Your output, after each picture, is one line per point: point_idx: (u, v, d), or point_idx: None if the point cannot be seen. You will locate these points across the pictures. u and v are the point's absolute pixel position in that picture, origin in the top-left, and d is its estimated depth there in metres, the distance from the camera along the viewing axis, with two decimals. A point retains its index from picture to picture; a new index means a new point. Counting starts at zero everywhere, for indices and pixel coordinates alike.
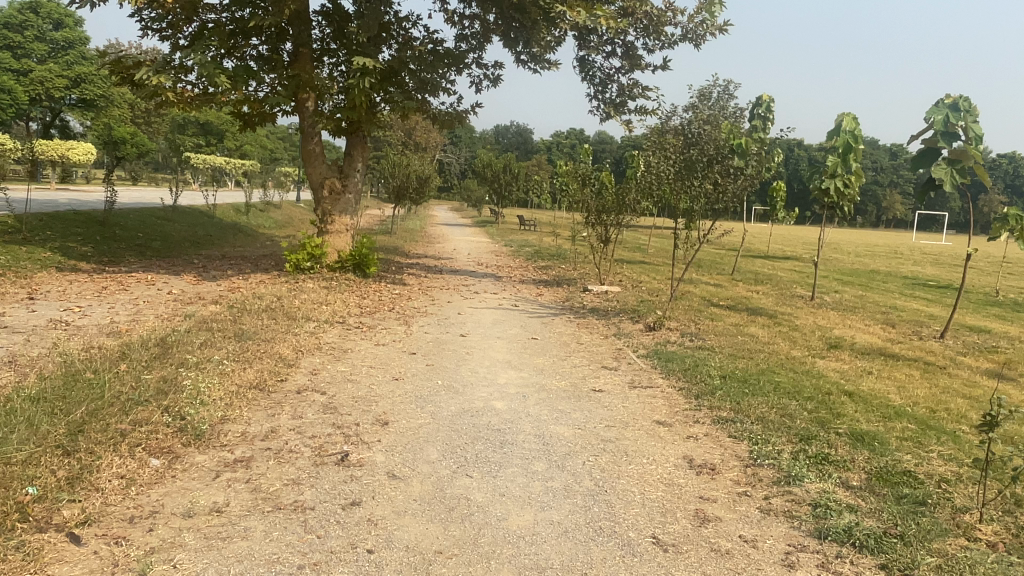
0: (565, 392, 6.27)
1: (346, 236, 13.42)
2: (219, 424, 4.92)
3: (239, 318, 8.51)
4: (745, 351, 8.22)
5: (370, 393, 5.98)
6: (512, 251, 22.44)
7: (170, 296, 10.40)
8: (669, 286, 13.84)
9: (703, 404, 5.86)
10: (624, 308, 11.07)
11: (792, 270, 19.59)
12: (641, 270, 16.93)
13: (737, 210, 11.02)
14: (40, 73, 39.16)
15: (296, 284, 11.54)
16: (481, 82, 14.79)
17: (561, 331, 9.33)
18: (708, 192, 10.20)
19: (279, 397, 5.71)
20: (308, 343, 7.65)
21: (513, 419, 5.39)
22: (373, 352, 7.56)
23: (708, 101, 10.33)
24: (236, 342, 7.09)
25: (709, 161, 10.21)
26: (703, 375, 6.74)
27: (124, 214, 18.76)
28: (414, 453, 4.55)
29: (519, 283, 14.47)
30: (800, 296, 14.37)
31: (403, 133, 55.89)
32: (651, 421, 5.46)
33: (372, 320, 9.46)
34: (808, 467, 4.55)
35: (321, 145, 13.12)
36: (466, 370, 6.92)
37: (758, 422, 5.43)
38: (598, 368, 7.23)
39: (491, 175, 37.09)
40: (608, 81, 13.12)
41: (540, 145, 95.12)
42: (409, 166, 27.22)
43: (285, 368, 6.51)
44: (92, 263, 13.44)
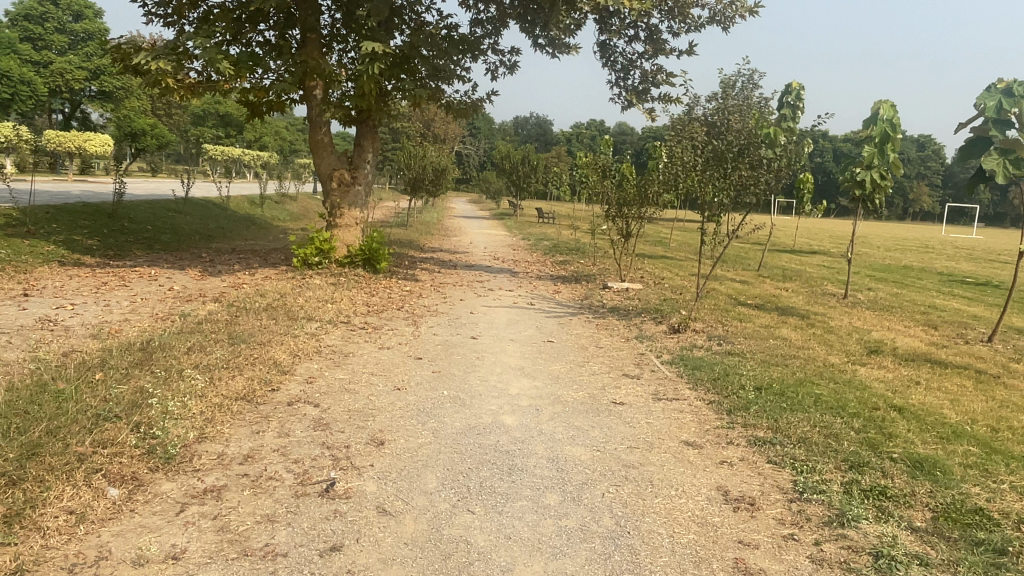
0: (582, 405, 5.69)
1: (356, 229, 12.90)
2: (195, 445, 4.41)
3: (237, 318, 8.03)
4: (779, 357, 7.56)
5: (368, 405, 5.44)
6: (529, 245, 21.83)
7: (170, 293, 9.96)
8: (693, 284, 13.16)
9: (737, 421, 5.24)
10: (645, 308, 10.44)
11: (822, 265, 18.79)
12: (663, 266, 16.25)
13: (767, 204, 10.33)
14: (61, 65, 39.18)
15: (302, 280, 11.06)
16: (497, 70, 14.22)
17: (579, 333, 8.74)
18: (738, 184, 9.52)
19: (267, 410, 5.19)
20: (306, 346, 7.14)
21: (524, 439, 4.82)
22: (375, 357, 7.02)
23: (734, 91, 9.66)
24: (228, 346, 6.59)
25: (738, 153, 9.54)
26: (735, 386, 6.11)
27: (134, 205, 18.41)
28: (410, 481, 4.01)
29: (535, 280, 13.89)
30: (832, 294, 13.63)
31: (422, 124, 55.39)
32: (678, 441, 4.86)
33: (379, 320, 8.92)
34: (864, 504, 3.92)
35: (330, 135, 12.62)
36: (475, 379, 6.36)
37: (799, 445, 4.81)
38: (618, 376, 6.63)
39: (509, 167, 36.43)
40: (631, 67, 12.45)
41: (560, 137, 94.33)
42: (426, 157, 26.64)
43: (277, 376, 6.00)
44: (96, 256, 13.08)
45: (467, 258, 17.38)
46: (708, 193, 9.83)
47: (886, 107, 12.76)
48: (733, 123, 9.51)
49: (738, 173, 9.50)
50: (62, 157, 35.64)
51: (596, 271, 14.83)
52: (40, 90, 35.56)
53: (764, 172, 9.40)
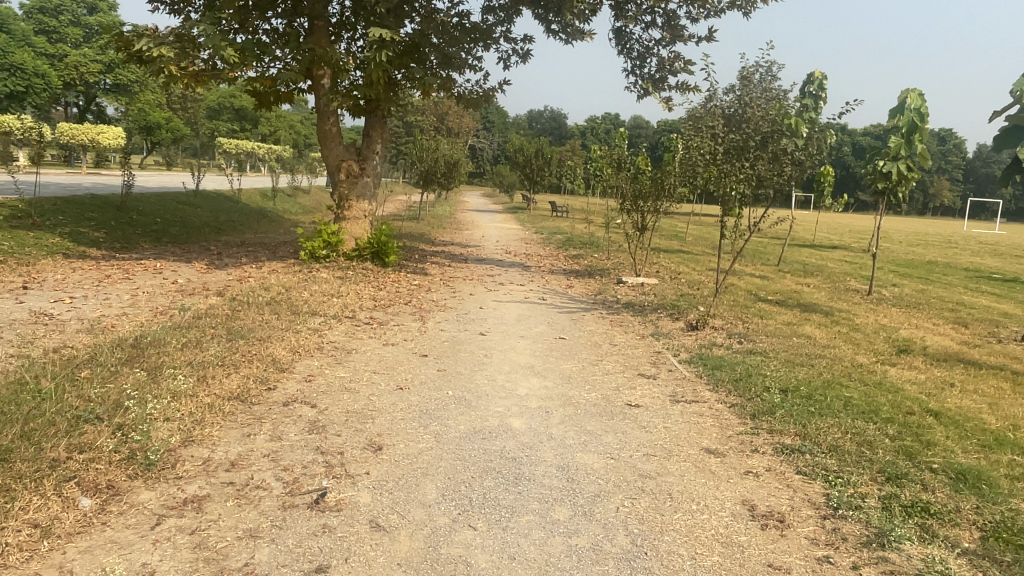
0: (596, 408, 5.34)
1: (364, 222, 12.61)
2: (180, 450, 4.11)
3: (238, 313, 7.75)
4: (803, 357, 7.17)
5: (368, 406, 5.13)
6: (542, 238, 21.47)
7: (173, 287, 9.71)
8: (711, 279, 12.78)
9: (762, 427, 4.89)
10: (662, 303, 10.07)
11: (843, 260, 18.29)
12: (679, 260, 15.85)
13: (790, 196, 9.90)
14: (76, 58, 39.20)
15: (308, 274, 10.79)
16: (509, 59, 13.87)
17: (592, 329, 8.39)
18: (761, 174, 9.08)
19: (260, 410, 4.89)
20: (307, 342, 6.84)
21: (532, 445, 4.49)
22: (379, 354, 6.72)
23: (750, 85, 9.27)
24: (225, 342, 6.31)
25: (761, 141, 9.11)
26: (759, 388, 5.75)
27: (144, 198, 18.26)
28: (408, 492, 3.70)
29: (548, 274, 13.56)
30: (855, 290, 13.19)
31: (435, 117, 55.06)
32: (699, 449, 4.52)
33: (385, 316, 8.63)
34: (906, 522, 3.57)
35: (338, 125, 12.32)
36: (482, 378, 6.04)
37: (830, 454, 4.46)
38: (634, 376, 6.29)
39: (523, 160, 36.03)
40: (647, 55, 12.05)
41: (575, 131, 93.68)
42: (438, 149, 26.30)
43: (274, 374, 5.70)
44: (103, 249, 12.91)
45: (479, 252, 17.07)
46: (728, 184, 9.40)
47: (913, 95, 12.26)
48: (753, 111, 9.09)
49: (762, 162, 9.06)
50: (76, 150, 35.69)
51: (610, 265, 14.45)
52: (55, 83, 35.58)
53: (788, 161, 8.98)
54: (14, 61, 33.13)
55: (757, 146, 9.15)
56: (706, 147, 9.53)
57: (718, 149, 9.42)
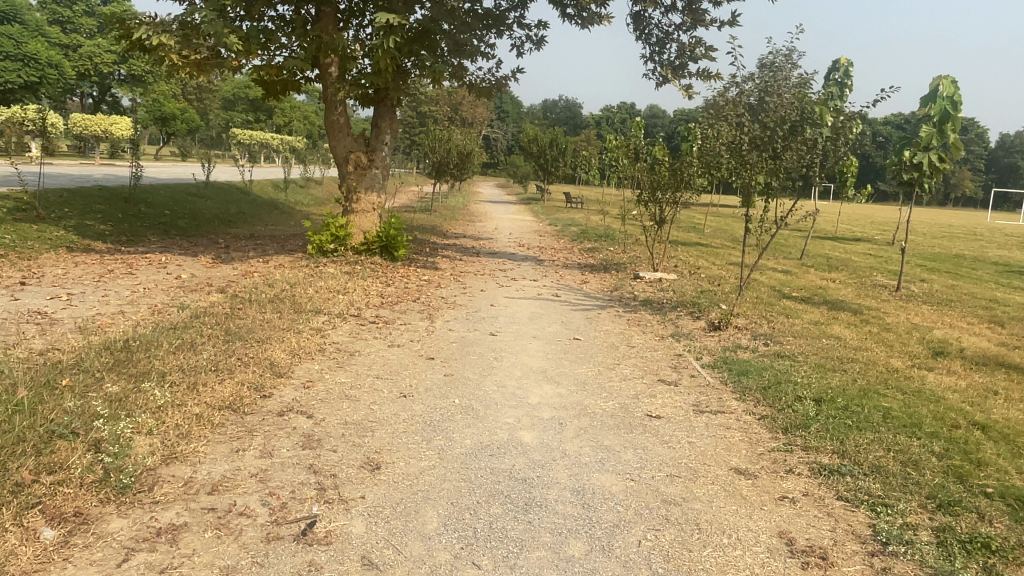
0: (613, 420, 4.96)
1: (373, 215, 12.26)
2: (160, 469, 3.77)
3: (238, 311, 7.42)
4: (834, 361, 6.74)
5: (369, 416, 4.78)
6: (557, 230, 21.05)
7: (176, 282, 9.42)
8: (731, 275, 12.34)
9: (796, 444, 4.49)
10: (681, 301, 9.64)
11: (867, 254, 17.75)
12: (698, 254, 15.37)
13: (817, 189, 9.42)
14: (89, 48, 38.92)
15: (315, 269, 10.48)
16: (523, 46, 13.44)
17: (608, 329, 7.99)
18: (790, 165, 8.57)
19: (253, 422, 4.54)
20: (309, 343, 6.50)
21: (544, 463, 4.12)
22: (384, 357, 6.36)
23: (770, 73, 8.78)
24: (222, 344, 5.98)
25: (790, 130, 8.57)
26: (789, 398, 5.35)
27: (153, 189, 18.03)
28: (406, 521, 3.34)
29: (562, 268, 13.16)
30: (882, 286, 12.68)
31: (449, 108, 54.72)
32: (728, 469, 4.13)
33: (392, 314, 8.29)
34: (965, 562, 3.15)
35: (346, 116, 11.93)
36: (491, 385, 5.66)
37: (874, 476, 4.05)
38: (654, 383, 5.89)
39: (537, 151, 35.55)
40: (667, 40, 11.57)
41: (590, 121, 92.83)
42: (451, 140, 25.91)
43: (271, 379, 5.36)
44: (108, 242, 12.67)
45: (491, 245, 16.68)
46: (753, 173, 8.90)
47: (947, 83, 11.71)
48: (783, 97, 8.54)
49: (791, 152, 8.53)
50: (90, 141, 35.63)
51: (626, 259, 14.02)
52: (68, 74, 35.48)
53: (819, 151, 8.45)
54: (28, 51, 33.00)
55: (786, 135, 8.61)
56: (729, 138, 9.05)
57: (743, 137, 8.89)
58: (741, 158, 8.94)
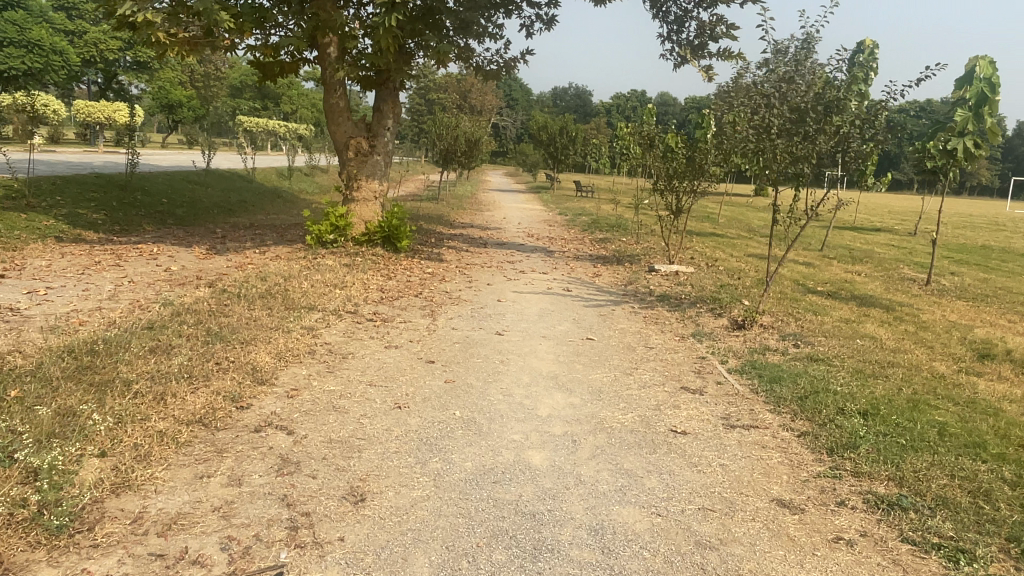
0: (633, 436, 4.38)
1: (374, 204, 11.68)
2: (108, 502, 3.24)
3: (225, 308, 6.89)
4: (874, 366, 6.14)
5: (357, 432, 4.23)
6: (566, 220, 20.46)
7: (164, 275, 8.90)
8: (751, 268, 11.72)
9: (846, 471, 3.91)
10: (700, 296, 9.04)
11: (890, 245, 17.07)
12: (714, 245, 14.72)
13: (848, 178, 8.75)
14: (95, 34, 37.53)
15: (313, 261, 9.94)
16: (532, 27, 12.78)
17: (624, 327, 7.41)
18: (825, 150, 7.78)
19: (224, 440, 4.00)
20: (298, 345, 5.95)
21: (556, 493, 3.55)
22: (379, 360, 5.80)
23: (785, 56, 8.06)
24: (201, 346, 5.45)
25: (825, 109, 7.75)
26: (832, 413, 4.76)
27: (151, 177, 17.51)
28: (390, 572, 2.79)
29: (573, 260, 12.57)
30: (911, 279, 12.03)
31: (459, 95, 54.20)
32: (768, 501, 3.57)
33: (392, 311, 7.73)
34: None
35: (346, 99, 11.30)
36: (496, 393, 5.10)
37: (942, 510, 3.47)
38: (677, 392, 5.31)
39: (547, 139, 34.89)
40: (685, 19, 10.91)
41: (600, 109, 91.92)
42: (459, 127, 25.27)
43: (250, 387, 4.82)
44: (101, 232, 12.17)
45: (499, 236, 16.09)
46: (780, 161, 8.03)
47: (984, 64, 10.92)
48: (815, 76, 7.80)
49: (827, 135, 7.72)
50: (95, 129, 35.13)
51: (640, 251, 13.40)
52: (73, 61, 34.89)
53: (855, 134, 7.67)
54: (31, 37, 32.40)
55: (821, 115, 7.78)
56: (747, 126, 8.39)
57: (772, 119, 8.03)
58: (769, 144, 8.09)
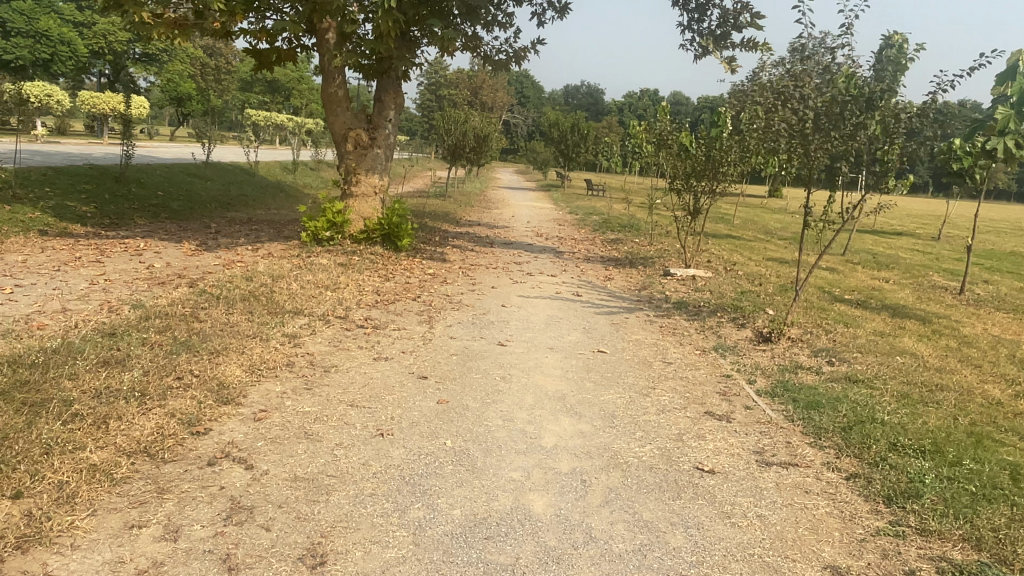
0: (654, 476, 3.72)
1: (374, 200, 11.05)
2: (8, 562, 2.63)
3: (200, 311, 6.28)
4: (922, 390, 5.45)
5: (329, 467, 3.60)
6: (577, 220, 19.78)
7: (145, 273, 8.31)
8: (772, 273, 11.02)
9: (912, 531, 3.25)
10: (721, 304, 8.35)
11: (915, 251, 16.32)
12: (731, 248, 14.03)
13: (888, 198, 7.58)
14: (103, 26, 36.00)
15: (306, 260, 9.33)
16: (544, 15, 12.14)
17: (638, 338, 6.75)
18: (864, 147, 6.80)
19: (169, 478, 3.39)
20: (275, 356, 5.33)
21: (562, 554, 2.91)
22: (366, 374, 5.17)
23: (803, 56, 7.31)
24: (163, 358, 4.84)
25: (867, 102, 6.76)
26: (884, 451, 4.09)
27: (148, 169, 16.94)
28: None
29: (583, 262, 11.91)
30: (943, 288, 11.29)
31: (470, 92, 53.71)
32: (821, 569, 2.92)
33: (385, 316, 7.09)
34: None
35: (346, 88, 10.66)
36: (494, 418, 4.45)
37: None
38: (701, 419, 4.65)
39: (558, 136, 34.20)
40: (707, 7, 10.23)
41: (612, 108, 91.15)
42: (467, 122, 24.60)
43: (212, 408, 4.20)
44: (88, 225, 11.60)
45: (507, 234, 15.44)
46: (816, 159, 7.08)
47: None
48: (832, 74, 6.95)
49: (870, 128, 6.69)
50: (101, 121, 34.65)
51: (654, 253, 12.71)
52: (81, 52, 34.31)
53: (901, 129, 6.63)
54: (39, 28, 31.87)
55: (862, 107, 6.78)
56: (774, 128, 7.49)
57: (807, 113, 7.06)
58: (803, 142, 7.15)
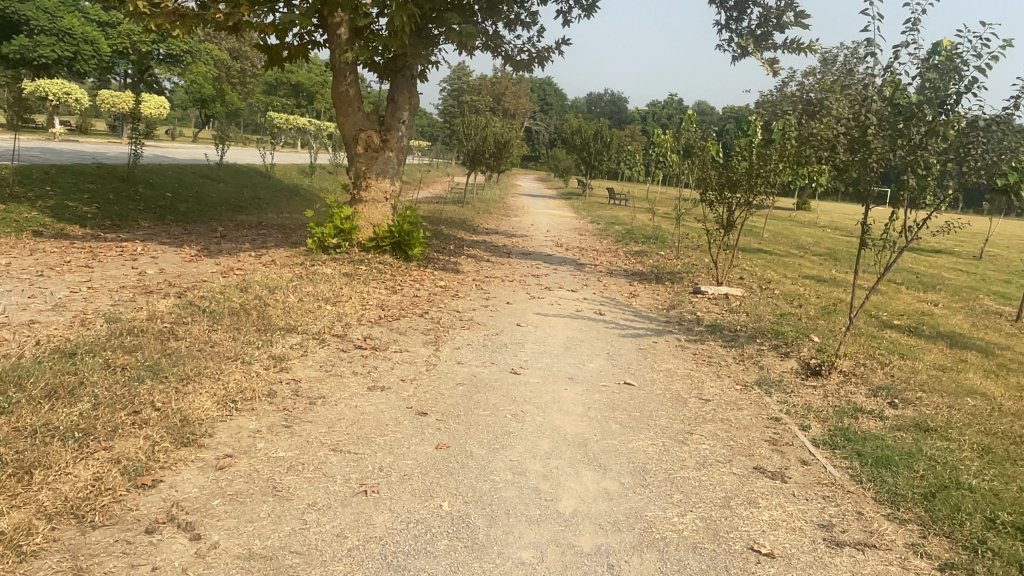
0: (698, 560, 2.98)
1: (384, 206, 10.35)
2: None
3: (180, 326, 5.63)
4: (1010, 445, 4.63)
5: (295, 539, 2.90)
6: (600, 229, 19.04)
7: (134, 279, 7.73)
8: (812, 294, 10.20)
9: None
10: (760, 328, 7.58)
11: (960, 270, 15.37)
12: (764, 264, 13.21)
13: (954, 222, 6.40)
14: (128, 26, 36.02)
15: (310, 269, 8.70)
16: (569, 13, 11.48)
17: (669, 368, 5.99)
18: (936, 158, 5.76)
19: (93, 551, 2.72)
20: (254, 383, 4.65)
21: None
22: (357, 409, 4.47)
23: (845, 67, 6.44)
24: (124, 386, 4.20)
25: (940, 105, 5.70)
26: (984, 533, 3.30)
27: (160, 169, 16.51)
28: None
29: (606, 276, 11.17)
30: (999, 313, 10.38)
31: (492, 98, 53.29)
32: None
33: (389, 335, 6.41)
34: None
35: (357, 87, 10.02)
36: (502, 471, 3.71)
37: None
38: (751, 477, 3.89)
39: (581, 143, 33.47)
40: (747, 4, 9.48)
41: (636, 116, 90.32)
42: (488, 127, 23.95)
43: (166, 453, 3.55)
44: (88, 226, 11.12)
45: (526, 244, 14.73)
46: (877, 168, 5.99)
47: None
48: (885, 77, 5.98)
49: (944, 136, 5.63)
50: (121, 121, 34.42)
51: (682, 268, 11.93)
52: (104, 52, 34.06)
53: (979, 138, 5.62)
54: (63, 26, 31.73)
55: (934, 113, 5.72)
56: (825, 137, 6.40)
57: (870, 117, 5.93)
58: (863, 150, 6.03)
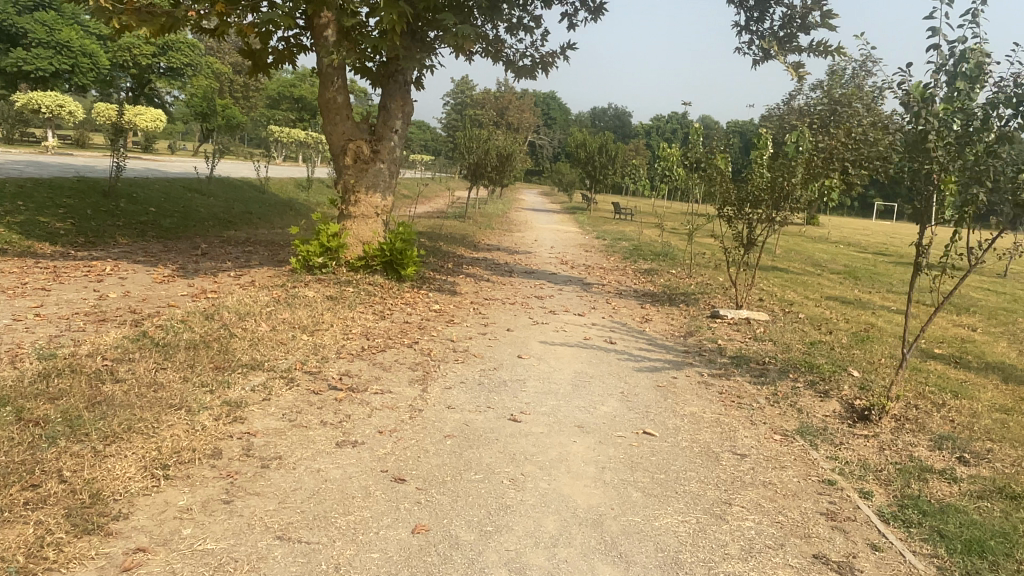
0: None
1: (375, 222, 9.56)
2: None
3: (122, 364, 4.83)
4: None
5: None
6: (606, 245, 18.21)
7: (91, 304, 6.94)
8: (841, 318, 9.35)
9: None
10: (790, 360, 6.73)
11: (990, 290, 14.48)
12: (783, 284, 12.38)
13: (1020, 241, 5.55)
14: (129, 39, 35.53)
15: (290, 292, 7.90)
16: (575, 15, 10.72)
17: (694, 412, 5.14)
18: (1007, 169, 4.91)
19: None
20: (196, 440, 3.85)
21: None
22: (319, 474, 3.64)
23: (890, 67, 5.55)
24: (26, 451, 3.39)
25: (1014, 107, 4.78)
26: None
27: (146, 183, 15.80)
28: None
29: (615, 297, 10.34)
30: None
31: (496, 112, 52.85)
32: None
33: (370, 371, 5.58)
34: None
35: (346, 93, 9.26)
36: (496, 568, 2.87)
37: None
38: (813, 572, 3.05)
39: (585, 157, 32.79)
40: (769, 3, 8.73)
41: (641, 131, 89.85)
42: (491, 140, 23.24)
43: (59, 549, 2.74)
44: (58, 244, 10.37)
45: (528, 261, 13.91)
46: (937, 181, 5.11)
47: None
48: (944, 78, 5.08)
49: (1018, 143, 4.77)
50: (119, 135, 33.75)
51: (696, 289, 11.10)
52: (103, 65, 33.37)
53: None
54: (60, 39, 31.09)
55: (1006, 116, 4.84)
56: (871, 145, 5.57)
57: (929, 122, 5.03)
58: (920, 159, 5.13)
